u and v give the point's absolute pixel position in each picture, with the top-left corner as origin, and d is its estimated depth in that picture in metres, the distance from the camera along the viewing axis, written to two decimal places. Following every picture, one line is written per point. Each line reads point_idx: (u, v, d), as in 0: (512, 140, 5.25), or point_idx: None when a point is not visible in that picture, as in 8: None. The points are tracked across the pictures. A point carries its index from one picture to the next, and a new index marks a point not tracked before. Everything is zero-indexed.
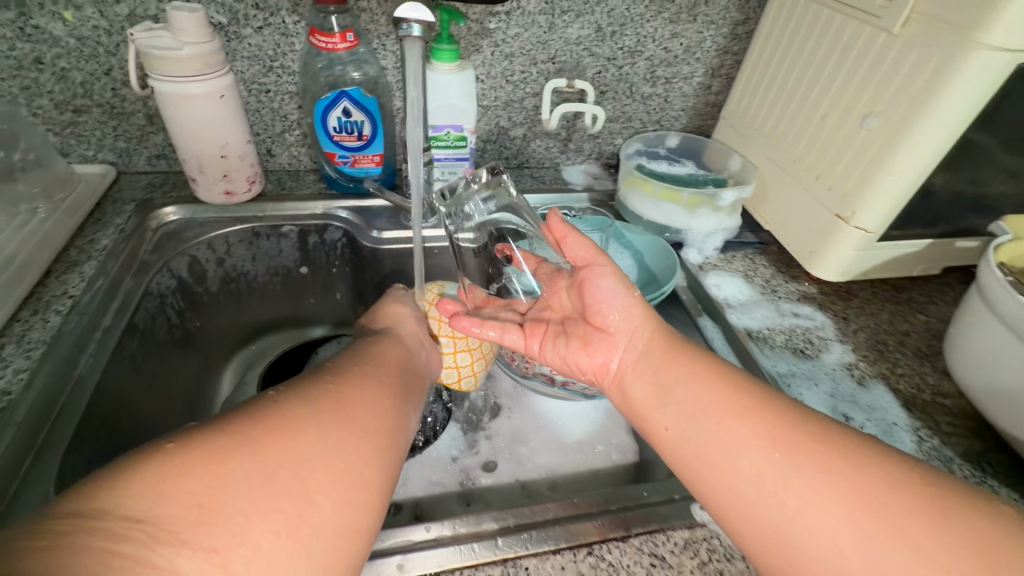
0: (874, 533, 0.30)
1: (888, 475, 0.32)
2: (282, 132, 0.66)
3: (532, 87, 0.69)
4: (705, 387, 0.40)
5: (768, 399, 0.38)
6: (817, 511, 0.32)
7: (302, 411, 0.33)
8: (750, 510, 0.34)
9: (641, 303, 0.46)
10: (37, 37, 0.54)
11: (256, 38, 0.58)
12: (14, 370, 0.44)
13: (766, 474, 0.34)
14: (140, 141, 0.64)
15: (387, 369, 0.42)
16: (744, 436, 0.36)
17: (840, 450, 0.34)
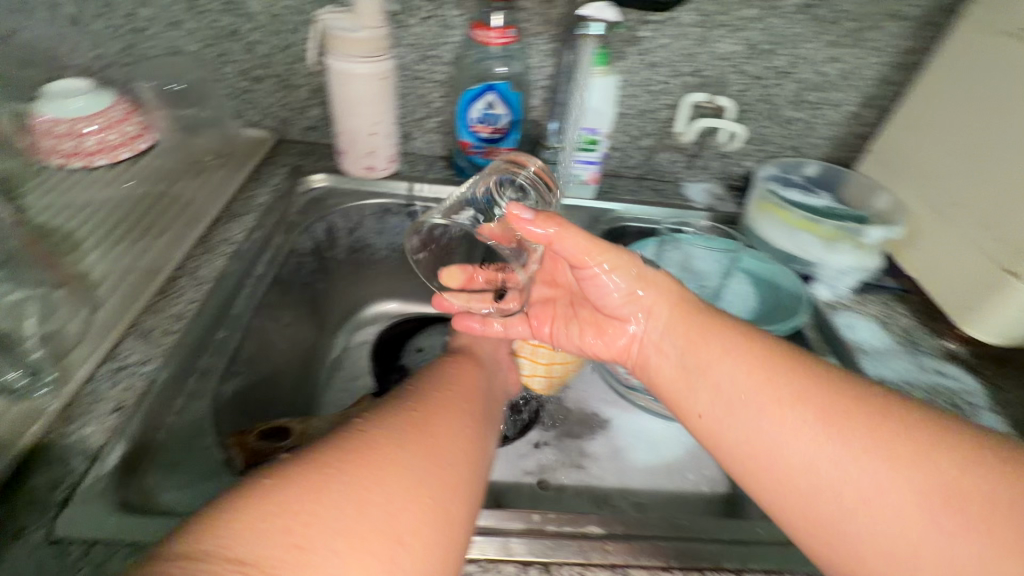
0: (947, 522, 0.29)
1: (957, 456, 0.30)
2: (422, 118, 0.70)
3: (671, 99, 0.68)
4: (739, 367, 0.38)
5: (800, 372, 0.36)
6: (887, 505, 0.30)
7: (390, 444, 0.31)
8: (809, 510, 0.33)
9: (653, 276, 0.44)
10: (238, 12, 0.61)
11: (419, 28, 0.62)
12: (187, 300, 0.49)
13: (821, 465, 0.33)
14: (299, 112, 0.69)
15: (465, 398, 0.40)
16: (791, 421, 0.34)
17: (897, 428, 0.32)
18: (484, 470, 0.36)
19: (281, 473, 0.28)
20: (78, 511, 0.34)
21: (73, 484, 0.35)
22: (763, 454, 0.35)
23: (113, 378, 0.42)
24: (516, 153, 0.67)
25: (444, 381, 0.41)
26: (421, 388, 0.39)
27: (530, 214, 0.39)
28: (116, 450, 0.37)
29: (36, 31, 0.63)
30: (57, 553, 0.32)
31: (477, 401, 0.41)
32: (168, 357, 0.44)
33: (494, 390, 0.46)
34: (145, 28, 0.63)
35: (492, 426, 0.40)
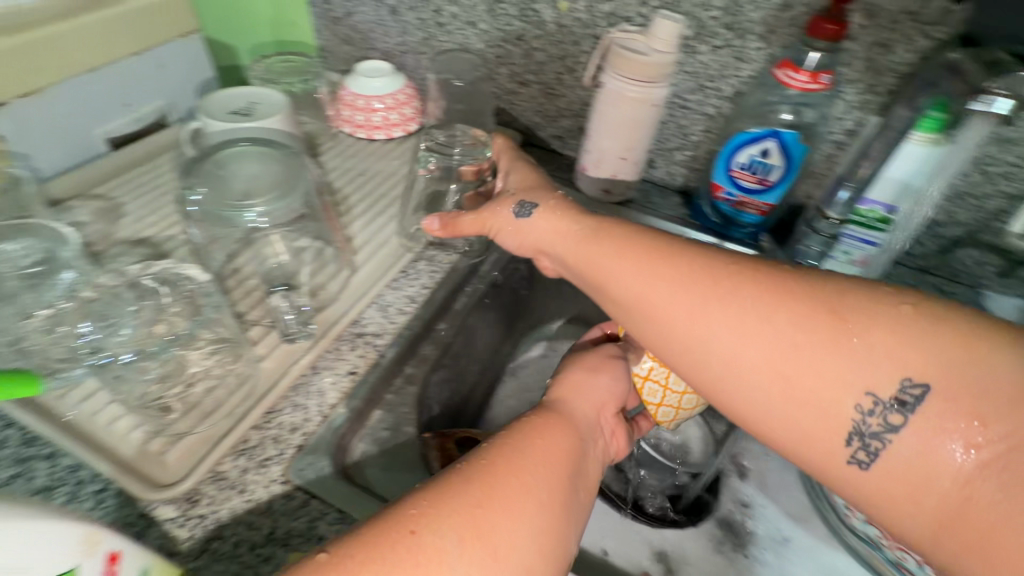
0: (806, 371, 0.31)
1: (805, 311, 0.32)
2: (674, 148, 0.65)
3: (1013, 187, 0.52)
4: (635, 265, 0.38)
5: (675, 256, 0.37)
6: (768, 373, 0.32)
7: (442, 551, 0.26)
8: (708, 386, 0.34)
9: (528, 224, 0.46)
10: (530, 19, 0.63)
11: (707, 57, 0.56)
12: (421, 284, 0.52)
13: (706, 347, 0.34)
14: (552, 120, 0.70)
15: (558, 475, 0.32)
16: (671, 300, 0.35)
17: (759, 296, 0.33)
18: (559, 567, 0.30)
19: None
20: (308, 462, 0.38)
21: (307, 433, 0.39)
22: (660, 339, 0.36)
23: (353, 342, 0.46)
24: (774, 211, 0.59)
25: (536, 433, 0.34)
26: (504, 447, 0.32)
27: (432, 224, 0.50)
28: (344, 412, 0.41)
29: (363, 15, 0.73)
30: (286, 494, 0.36)
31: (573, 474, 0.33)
32: (397, 337, 0.47)
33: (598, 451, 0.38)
34: (446, 24, 0.68)
35: (586, 506, 0.33)
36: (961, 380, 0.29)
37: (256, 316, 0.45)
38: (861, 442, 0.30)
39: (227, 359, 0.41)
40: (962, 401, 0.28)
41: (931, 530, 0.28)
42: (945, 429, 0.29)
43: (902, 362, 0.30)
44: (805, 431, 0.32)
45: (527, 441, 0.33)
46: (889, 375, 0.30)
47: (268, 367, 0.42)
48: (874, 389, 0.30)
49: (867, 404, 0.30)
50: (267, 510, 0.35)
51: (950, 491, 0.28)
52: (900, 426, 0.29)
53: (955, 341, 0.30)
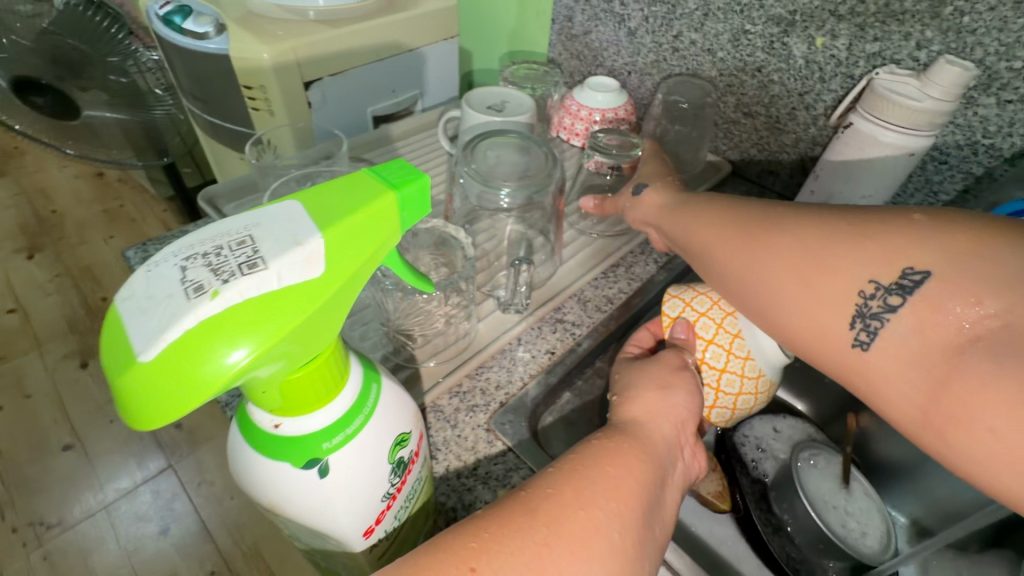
0: (812, 269, 0.34)
1: (818, 221, 0.35)
2: (914, 205, 0.59)
3: None
4: (696, 214, 0.44)
5: (726, 203, 0.42)
6: (783, 275, 0.35)
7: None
8: (738, 295, 0.38)
9: (636, 203, 0.52)
10: (775, 52, 0.62)
11: (990, 110, 0.50)
12: (619, 287, 0.55)
13: (731, 263, 0.38)
14: (770, 154, 0.69)
15: (631, 517, 0.31)
16: (716, 231, 0.41)
17: (781, 218, 0.37)
18: None
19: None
20: (509, 419, 0.42)
21: (509, 393, 0.44)
22: (706, 267, 0.41)
23: (554, 325, 0.50)
24: None
25: (602, 468, 0.33)
26: (570, 482, 0.31)
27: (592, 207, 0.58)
28: (541, 384, 0.45)
29: (600, 34, 0.79)
30: (488, 441, 0.41)
31: (648, 512, 0.32)
32: (593, 330, 0.50)
33: (674, 480, 0.37)
34: (681, 49, 0.70)
35: (659, 546, 0.32)
36: (962, 265, 0.29)
37: (480, 282, 0.52)
38: (861, 324, 0.31)
39: (461, 314, 0.46)
40: (961, 282, 0.28)
41: (922, 404, 0.28)
42: (941, 307, 0.29)
43: (905, 254, 0.31)
44: (819, 326, 0.33)
45: (594, 480, 0.31)
46: (892, 265, 0.31)
47: (484, 329, 0.48)
48: (878, 277, 0.31)
49: (868, 290, 0.32)
50: (472, 449, 0.40)
51: (939, 363, 0.28)
52: (899, 308, 0.30)
53: (965, 234, 0.29)
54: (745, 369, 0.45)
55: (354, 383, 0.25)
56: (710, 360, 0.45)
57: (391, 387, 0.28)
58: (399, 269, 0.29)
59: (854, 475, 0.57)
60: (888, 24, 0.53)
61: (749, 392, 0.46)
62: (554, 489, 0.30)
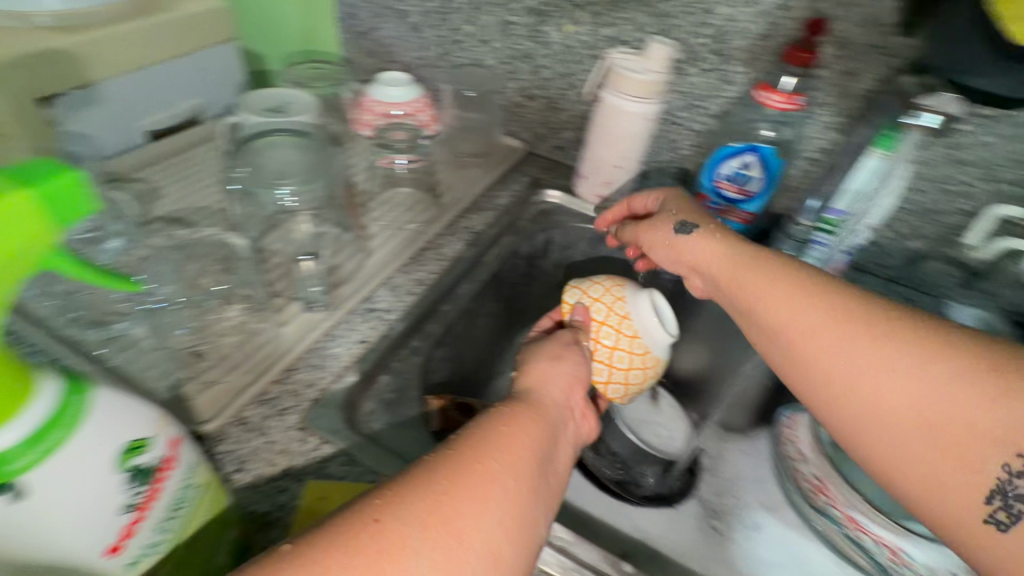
0: (952, 421, 0.32)
1: (957, 363, 0.33)
2: (665, 161, 0.71)
3: (970, 205, 0.57)
4: (793, 295, 0.39)
5: (833, 293, 0.38)
6: (911, 415, 0.33)
7: (406, 541, 0.27)
8: (858, 424, 0.35)
9: (685, 241, 0.49)
10: (538, 40, 0.69)
11: (697, 78, 0.62)
12: (429, 270, 0.57)
13: (857, 385, 0.35)
14: (555, 132, 0.77)
15: (523, 464, 0.32)
16: (838, 336, 0.36)
17: (919, 347, 0.34)
18: (529, 554, 0.31)
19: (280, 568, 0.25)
20: (322, 413, 0.42)
21: (322, 389, 0.44)
22: (815, 375, 0.37)
23: (365, 315, 0.51)
24: (755, 220, 0.63)
25: (500, 427, 0.34)
26: (472, 443, 0.32)
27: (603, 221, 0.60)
28: (355, 374, 0.46)
29: (387, 31, 0.80)
30: (301, 439, 0.41)
31: (541, 462, 0.34)
32: (405, 313, 0.52)
33: (566, 438, 0.38)
34: (462, 41, 0.75)
35: (554, 491, 0.34)
36: None
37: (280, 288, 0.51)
38: (1004, 501, 0.31)
39: None
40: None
41: None
42: None
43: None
44: (939, 477, 0.33)
45: (488, 437, 0.33)
46: None
47: (290, 332, 0.47)
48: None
49: (1014, 466, 0.31)
50: (283, 451, 0.40)
51: None
52: None
53: None
54: (633, 344, 0.49)
55: (39, 404, 0.24)
56: (602, 337, 0.49)
57: (107, 395, 0.26)
58: (65, 267, 0.28)
59: (661, 393, 0.68)
60: (615, 11, 0.63)
61: (639, 367, 0.49)
62: (453, 451, 0.31)
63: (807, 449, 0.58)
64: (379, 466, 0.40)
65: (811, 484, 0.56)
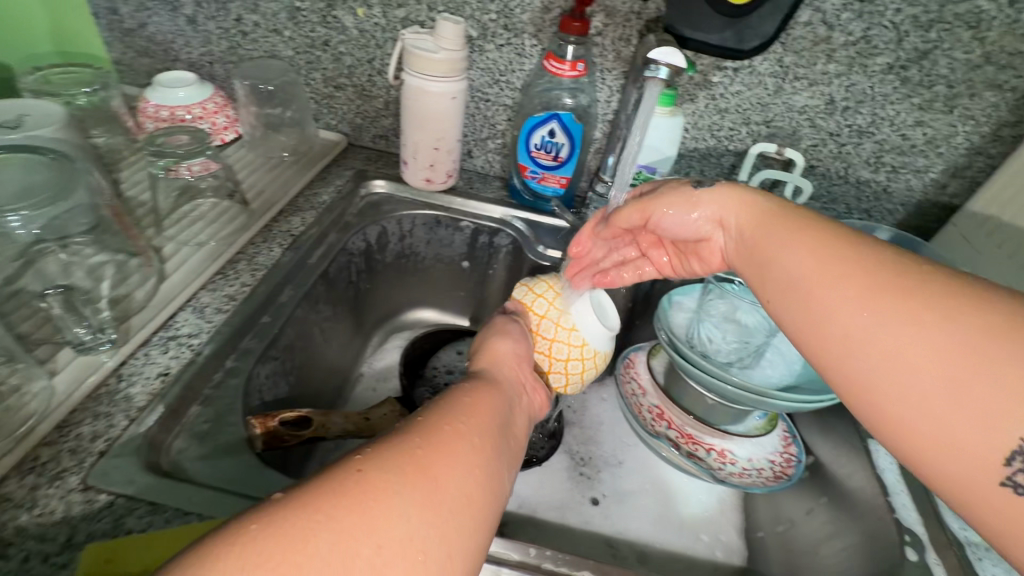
0: (967, 372, 0.28)
1: (981, 315, 0.29)
2: (485, 138, 0.72)
3: (737, 146, 0.66)
4: (807, 245, 0.37)
5: (850, 243, 0.35)
6: (919, 365, 0.29)
7: (389, 487, 0.28)
8: (861, 372, 0.32)
9: (707, 194, 0.44)
10: (332, 25, 0.66)
11: (494, 54, 0.64)
12: (241, 283, 0.53)
13: (860, 328, 0.32)
14: (372, 121, 0.74)
15: (484, 425, 0.35)
16: (842, 278, 0.34)
17: (943, 298, 0.30)
18: (495, 509, 0.32)
19: (268, 518, 0.25)
20: (113, 465, 0.37)
21: (113, 438, 0.39)
22: (818, 319, 0.34)
23: (165, 345, 0.45)
24: (571, 182, 0.68)
25: (463, 400, 0.37)
26: (440, 412, 0.35)
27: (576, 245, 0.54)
28: (156, 412, 0.41)
29: (158, 26, 0.70)
30: (86, 501, 0.35)
31: (500, 426, 0.37)
32: (214, 335, 0.47)
33: (519, 411, 0.42)
34: (249, 32, 0.69)
35: (512, 455, 0.37)
36: None
37: (43, 335, 0.43)
38: None
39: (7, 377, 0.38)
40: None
41: None
42: None
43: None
44: (946, 434, 0.28)
45: (455, 406, 0.36)
46: None
47: (63, 382, 0.40)
48: None
49: None
50: (62, 519, 0.34)
51: None
52: None
53: None
54: (571, 337, 0.49)
55: None
56: (542, 331, 0.50)
57: None
58: None
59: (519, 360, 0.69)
60: None
61: (578, 358, 0.49)
62: (423, 417, 0.34)
63: (647, 384, 0.65)
64: (191, 505, 0.36)
65: (653, 412, 0.62)
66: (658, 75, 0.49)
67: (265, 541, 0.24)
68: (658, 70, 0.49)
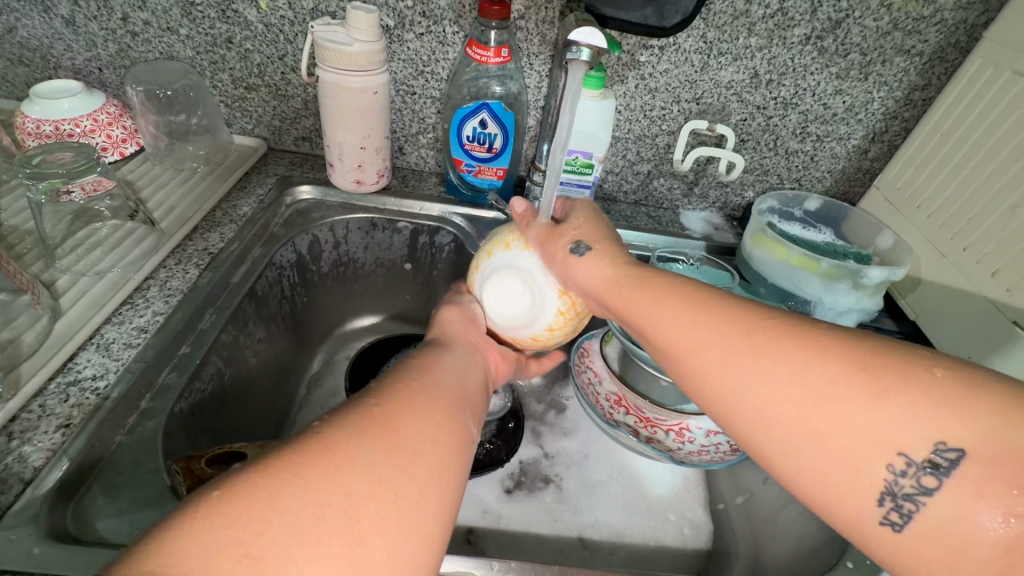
0: (827, 421, 0.29)
1: (827, 363, 0.30)
2: (416, 133, 0.69)
3: (670, 125, 0.65)
4: (668, 305, 0.37)
5: (706, 301, 0.36)
6: (794, 421, 0.30)
7: (350, 442, 0.30)
8: (742, 424, 0.32)
9: (580, 265, 0.42)
10: (234, 20, 0.60)
11: (415, 43, 0.61)
12: (153, 311, 0.48)
13: (732, 386, 0.32)
14: (292, 122, 0.69)
15: (438, 382, 0.38)
16: (705, 336, 0.34)
17: (803, 348, 0.31)
18: (463, 445, 0.35)
19: (235, 482, 0.27)
20: (5, 539, 0.32)
21: (4, 506, 0.34)
22: (696, 374, 0.34)
23: (64, 392, 0.40)
24: (509, 173, 0.66)
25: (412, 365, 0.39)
26: (387, 379, 0.37)
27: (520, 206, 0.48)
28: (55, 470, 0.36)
29: (31, 30, 0.62)
30: None
31: (457, 382, 0.39)
32: (124, 373, 0.42)
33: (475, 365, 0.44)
34: (140, 33, 0.62)
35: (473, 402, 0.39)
36: (1005, 445, 0.25)
37: None
38: (892, 502, 0.28)
39: None
40: (1003, 470, 0.25)
41: None
42: (985, 497, 0.25)
43: (936, 425, 0.27)
44: (830, 485, 0.29)
45: (403, 373, 0.38)
46: (919, 436, 0.27)
47: None
48: (904, 449, 0.27)
49: (898, 464, 0.27)
50: None
51: (994, 560, 0.25)
52: (936, 489, 0.27)
53: (993, 409, 0.26)
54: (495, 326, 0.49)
55: None
56: None
57: None
58: None
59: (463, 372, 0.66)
60: None
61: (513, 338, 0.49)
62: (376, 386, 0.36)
63: (602, 370, 0.63)
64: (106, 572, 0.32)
65: (611, 400, 0.61)
66: (581, 56, 0.47)
67: (235, 503, 0.26)
68: (579, 52, 0.47)
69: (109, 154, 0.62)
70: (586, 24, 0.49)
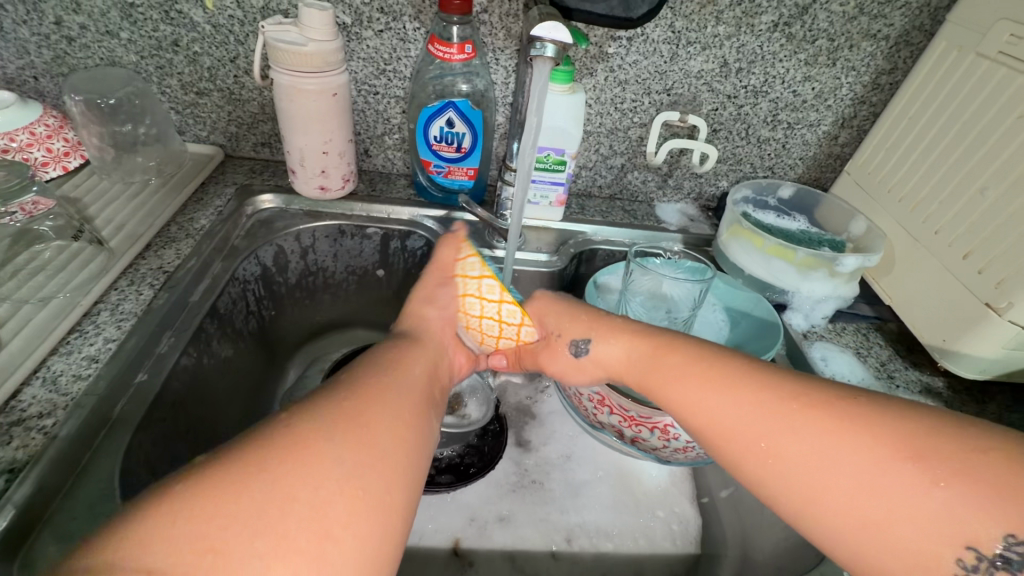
0: (886, 508, 0.30)
1: (875, 446, 0.32)
2: (382, 134, 0.66)
3: (641, 117, 0.64)
4: (710, 382, 0.38)
5: (749, 377, 0.38)
6: (852, 507, 0.31)
7: (316, 431, 0.30)
8: (801, 507, 0.33)
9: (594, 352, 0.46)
10: (178, 21, 0.57)
11: (374, 41, 0.58)
12: (105, 338, 0.45)
13: (788, 468, 0.33)
14: (250, 128, 0.66)
15: (413, 371, 0.38)
16: (752, 416, 0.36)
17: (841, 430, 0.33)
18: (431, 435, 0.35)
19: (197, 478, 0.27)
20: None
21: None
22: (748, 453, 0.35)
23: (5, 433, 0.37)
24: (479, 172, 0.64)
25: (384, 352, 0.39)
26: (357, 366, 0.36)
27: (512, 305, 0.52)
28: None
29: None
30: None
31: (428, 371, 0.39)
32: (73, 409, 0.39)
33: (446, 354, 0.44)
34: (77, 38, 0.58)
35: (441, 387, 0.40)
36: None
37: None
38: None
39: None
40: None
41: None
42: None
43: (998, 517, 0.28)
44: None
45: (375, 361, 0.37)
46: (985, 527, 0.28)
47: None
48: (971, 542, 0.28)
49: (969, 558, 0.28)
50: None
51: None
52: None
53: None
54: None
55: None
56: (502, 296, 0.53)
57: None
58: None
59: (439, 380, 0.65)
60: None
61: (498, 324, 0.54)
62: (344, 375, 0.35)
63: None
64: None
65: (594, 401, 0.56)
66: (546, 52, 0.46)
67: (198, 499, 0.26)
68: (544, 47, 0.45)
69: (50, 169, 0.58)
70: (551, 17, 0.47)
